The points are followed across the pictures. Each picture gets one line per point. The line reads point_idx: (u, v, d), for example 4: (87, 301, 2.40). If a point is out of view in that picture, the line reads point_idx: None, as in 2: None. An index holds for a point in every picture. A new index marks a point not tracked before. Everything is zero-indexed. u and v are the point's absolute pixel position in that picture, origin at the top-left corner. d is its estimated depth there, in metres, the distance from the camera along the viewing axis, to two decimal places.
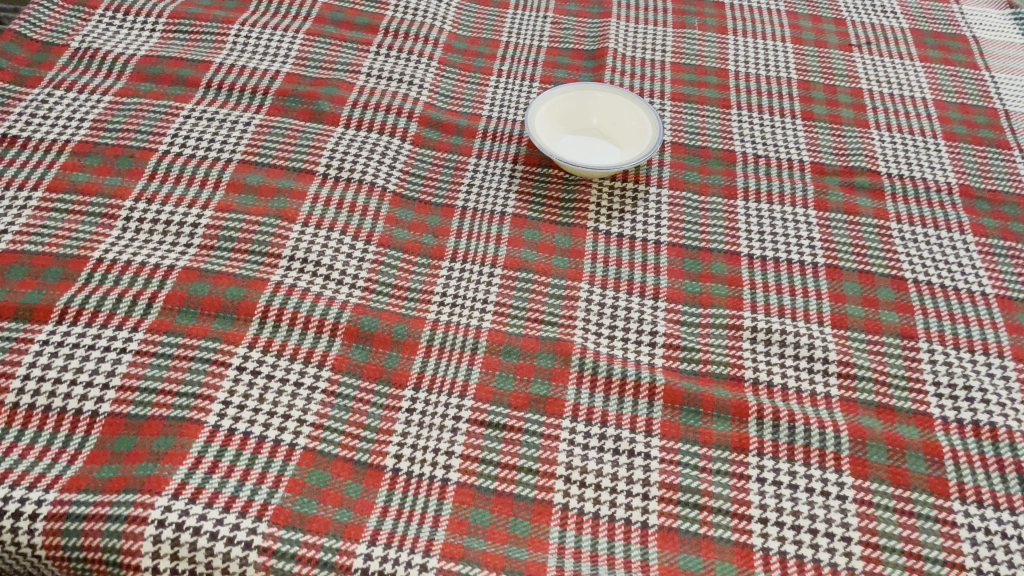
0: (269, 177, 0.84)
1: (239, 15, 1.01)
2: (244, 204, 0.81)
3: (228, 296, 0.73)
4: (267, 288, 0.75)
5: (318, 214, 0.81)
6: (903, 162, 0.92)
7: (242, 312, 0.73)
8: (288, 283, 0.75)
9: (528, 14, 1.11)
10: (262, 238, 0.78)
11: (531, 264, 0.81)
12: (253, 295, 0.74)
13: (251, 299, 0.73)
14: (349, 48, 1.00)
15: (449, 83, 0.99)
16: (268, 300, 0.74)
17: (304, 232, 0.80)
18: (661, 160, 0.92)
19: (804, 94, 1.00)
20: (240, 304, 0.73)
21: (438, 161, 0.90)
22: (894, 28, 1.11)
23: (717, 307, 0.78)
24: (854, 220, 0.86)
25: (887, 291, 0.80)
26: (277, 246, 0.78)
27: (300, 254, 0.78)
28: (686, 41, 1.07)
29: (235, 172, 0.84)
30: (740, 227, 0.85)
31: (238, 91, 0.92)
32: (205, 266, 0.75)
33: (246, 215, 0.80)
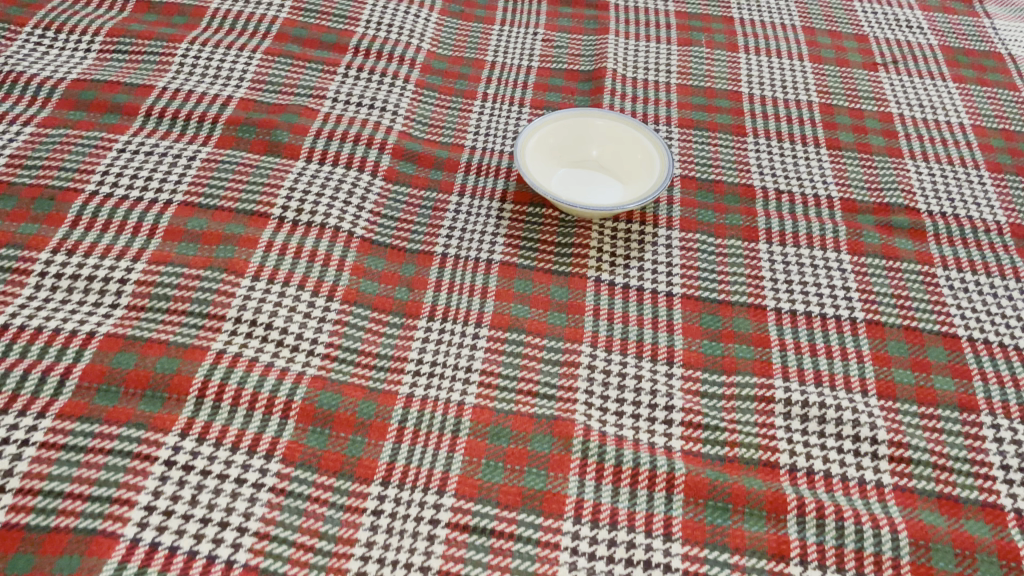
0: (215, 222, 0.72)
1: (188, 32, 0.89)
2: (183, 254, 0.69)
3: (158, 371, 0.61)
4: (207, 359, 0.62)
5: (270, 265, 0.69)
6: (945, 198, 0.81)
7: (175, 391, 0.60)
8: (232, 351, 0.63)
9: (516, 30, 0.99)
10: (203, 296, 0.66)
11: (524, 323, 0.69)
12: (189, 369, 0.61)
13: (187, 374, 0.61)
14: (313, 69, 0.88)
15: (427, 109, 0.87)
16: (207, 374, 0.61)
17: (253, 286, 0.67)
18: (670, 197, 0.80)
19: (828, 119, 0.89)
20: (172, 381, 0.61)
21: (415, 199, 0.78)
22: (921, 44, 1.00)
23: (742, 374, 0.66)
24: (895, 266, 0.75)
25: (938, 352, 0.69)
26: (221, 306, 0.66)
27: (247, 314, 0.65)
28: (693, 60, 0.96)
29: (175, 216, 0.72)
30: (764, 275, 0.74)
31: (183, 120, 0.80)
32: (133, 332, 0.63)
33: (186, 268, 0.68)
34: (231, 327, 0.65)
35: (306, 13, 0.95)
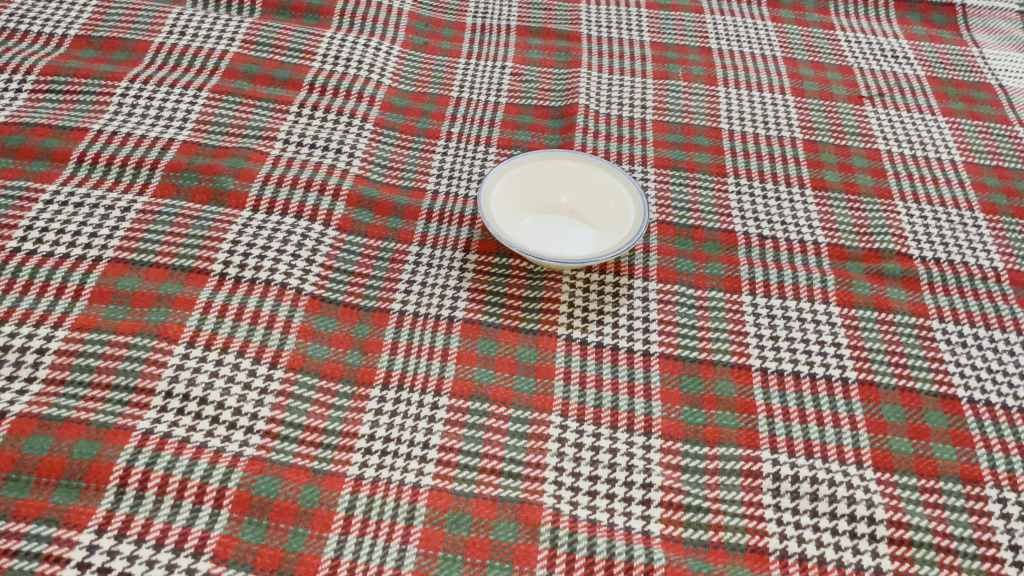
0: (148, 280, 0.65)
1: (128, 69, 0.83)
2: (111, 318, 0.62)
3: (77, 457, 0.55)
4: (132, 440, 0.56)
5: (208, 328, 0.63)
6: (938, 243, 0.76)
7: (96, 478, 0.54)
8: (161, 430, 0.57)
9: (483, 63, 0.94)
10: (131, 366, 0.60)
11: (487, 390, 0.63)
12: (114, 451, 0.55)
13: (109, 457, 0.55)
14: (263, 109, 0.82)
15: (386, 150, 0.81)
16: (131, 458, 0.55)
17: (187, 353, 0.61)
18: (646, 245, 0.75)
19: (813, 156, 0.84)
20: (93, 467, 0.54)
21: (371, 250, 0.72)
22: (908, 76, 0.95)
23: (726, 445, 0.61)
24: (888, 319, 0.70)
25: (937, 416, 0.63)
26: (151, 377, 0.59)
27: (178, 386, 0.59)
28: (670, 94, 0.91)
29: (104, 275, 0.65)
30: (748, 330, 0.68)
31: (119, 166, 0.73)
32: (50, 410, 0.57)
33: (114, 334, 0.61)
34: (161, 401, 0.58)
35: (258, 46, 0.89)
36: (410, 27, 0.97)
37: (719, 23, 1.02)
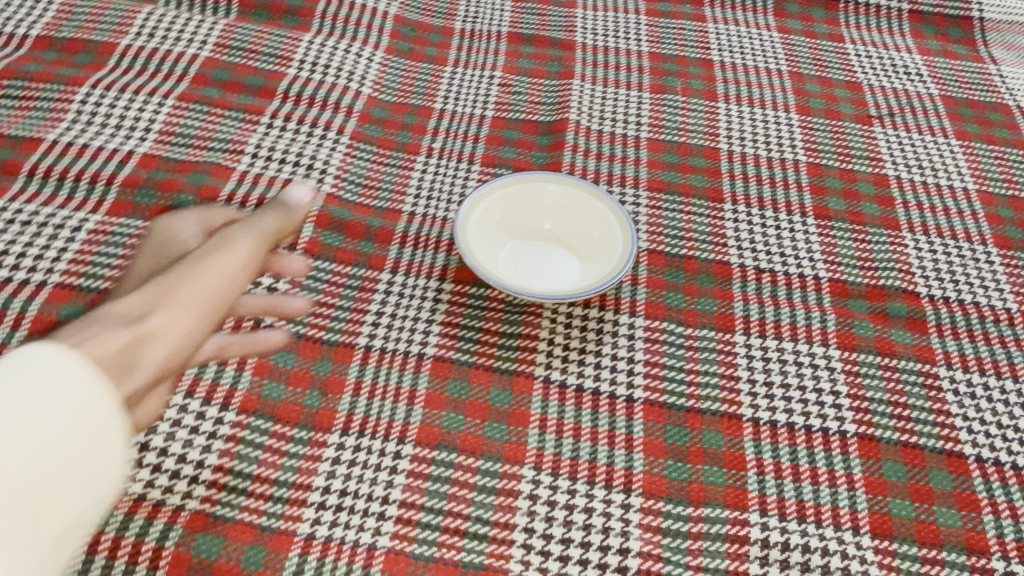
0: (186, 232, 0.58)
1: (91, 73, 0.79)
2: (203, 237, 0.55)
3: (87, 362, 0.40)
4: (137, 312, 0.47)
5: (241, 241, 0.55)
6: (948, 281, 0.72)
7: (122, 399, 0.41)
8: (180, 349, 0.49)
9: (470, 72, 0.88)
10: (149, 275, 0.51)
11: (455, 439, 0.58)
12: (124, 327, 0.45)
13: (122, 352, 0.44)
14: (232, 119, 0.77)
15: (362, 166, 0.76)
16: (117, 368, 0.42)
17: (208, 258, 0.52)
18: (635, 277, 0.70)
19: (816, 182, 0.79)
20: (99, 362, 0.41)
21: (338, 277, 0.67)
22: (921, 94, 0.90)
23: (712, 506, 0.56)
24: (891, 365, 0.65)
25: (941, 476, 0.59)
26: (204, 288, 0.51)
27: (217, 296, 0.52)
28: (666, 111, 0.85)
29: (165, 246, 0.57)
30: (741, 374, 0.63)
31: (72, 181, 0.69)
32: (108, 304, 0.48)
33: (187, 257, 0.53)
34: (195, 322, 0.50)
35: (232, 50, 0.84)
36: (395, 32, 0.92)
37: (722, 33, 0.97)
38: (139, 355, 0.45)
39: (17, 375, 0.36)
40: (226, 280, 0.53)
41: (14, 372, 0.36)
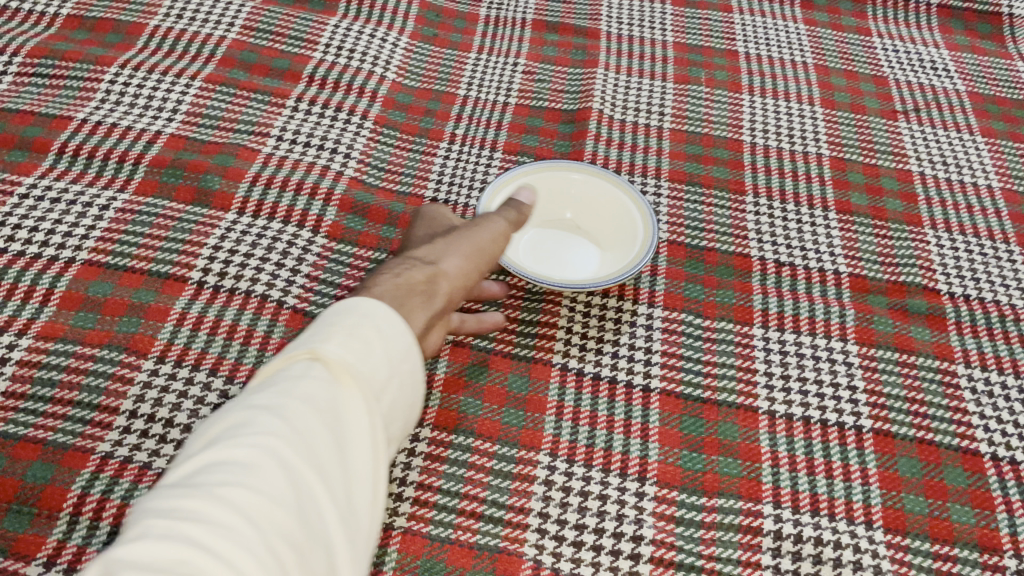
0: (501, 218, 0.61)
1: (120, 54, 0.79)
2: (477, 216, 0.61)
3: (393, 304, 0.51)
4: (427, 261, 0.56)
5: (497, 212, 0.62)
6: (969, 278, 0.71)
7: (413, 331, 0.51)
8: (458, 294, 0.57)
9: (494, 59, 0.88)
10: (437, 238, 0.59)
11: (472, 423, 0.59)
12: (425, 270, 0.55)
13: (419, 290, 0.53)
14: (258, 102, 0.78)
15: (385, 151, 0.77)
16: (417, 300, 0.52)
17: (474, 225, 0.60)
18: (654, 268, 0.70)
19: (839, 176, 0.79)
20: (402, 301, 0.51)
21: (360, 261, 0.67)
22: (948, 90, 0.89)
23: (726, 496, 0.56)
24: (909, 362, 0.65)
25: (956, 474, 0.59)
26: (478, 247, 0.58)
27: (483, 250, 0.59)
28: (690, 102, 0.85)
29: (433, 224, 0.63)
30: (758, 367, 0.64)
31: (101, 160, 0.70)
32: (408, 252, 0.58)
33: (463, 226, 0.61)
34: (468, 270, 0.58)
35: (258, 33, 0.84)
36: (420, 17, 0.92)
37: (748, 24, 0.96)
38: (437, 293, 0.55)
39: (366, 322, 0.46)
40: (494, 240, 0.59)
41: (383, 328, 0.46)
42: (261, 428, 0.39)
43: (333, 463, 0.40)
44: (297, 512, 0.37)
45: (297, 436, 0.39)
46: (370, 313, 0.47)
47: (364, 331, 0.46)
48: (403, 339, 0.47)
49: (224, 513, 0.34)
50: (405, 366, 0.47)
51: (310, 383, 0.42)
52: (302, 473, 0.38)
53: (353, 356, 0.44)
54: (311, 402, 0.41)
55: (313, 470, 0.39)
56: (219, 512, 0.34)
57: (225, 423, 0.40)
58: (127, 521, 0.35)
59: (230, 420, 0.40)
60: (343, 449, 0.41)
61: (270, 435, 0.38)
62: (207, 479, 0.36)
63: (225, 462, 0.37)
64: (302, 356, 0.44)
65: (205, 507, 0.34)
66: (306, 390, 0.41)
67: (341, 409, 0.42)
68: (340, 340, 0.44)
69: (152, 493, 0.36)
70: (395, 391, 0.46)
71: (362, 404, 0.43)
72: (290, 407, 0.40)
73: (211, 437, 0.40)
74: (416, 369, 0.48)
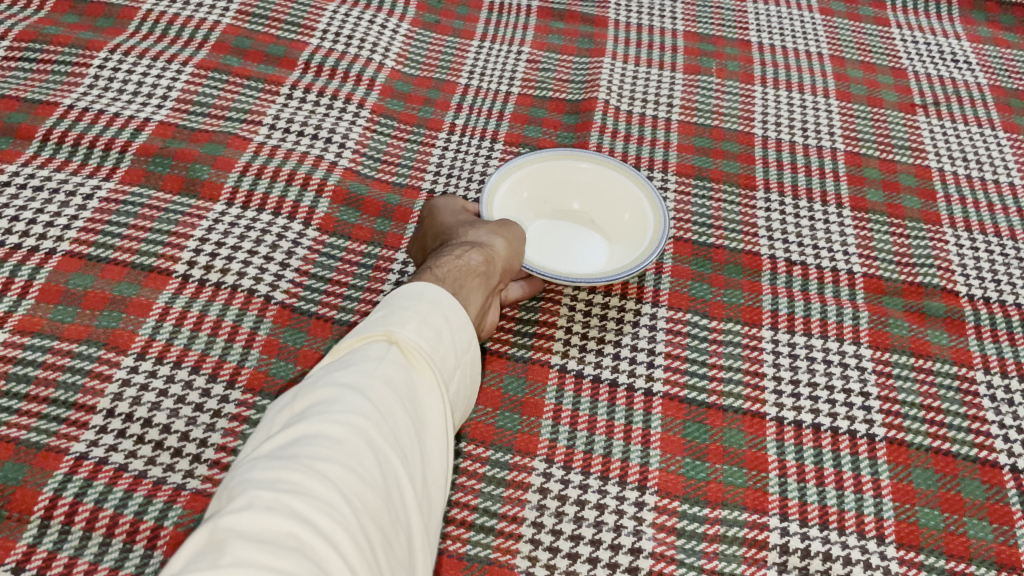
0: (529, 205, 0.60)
1: (110, 38, 0.77)
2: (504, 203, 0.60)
3: (454, 288, 0.51)
4: (476, 243, 0.55)
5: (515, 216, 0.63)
6: (990, 280, 0.68)
7: (474, 313, 0.51)
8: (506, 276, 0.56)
9: (498, 47, 0.85)
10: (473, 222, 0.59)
11: (465, 427, 0.56)
12: (479, 252, 0.54)
13: (476, 271, 0.53)
14: (252, 89, 0.75)
15: (382, 142, 0.74)
16: (476, 282, 0.52)
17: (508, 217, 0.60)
18: (659, 265, 0.67)
19: (854, 171, 0.76)
20: (461, 284, 0.51)
21: (353, 255, 0.65)
22: (969, 83, 0.86)
23: (730, 507, 0.54)
24: (926, 367, 0.62)
25: (973, 486, 0.56)
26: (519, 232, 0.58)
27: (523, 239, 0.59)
28: (699, 93, 0.82)
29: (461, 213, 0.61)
30: (766, 371, 0.61)
31: (87, 148, 0.68)
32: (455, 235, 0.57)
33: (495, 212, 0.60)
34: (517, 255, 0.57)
35: (254, 18, 0.82)
36: (422, 3, 0.89)
37: (761, 13, 0.92)
38: (492, 274, 0.54)
39: (434, 307, 0.46)
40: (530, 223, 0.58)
41: (451, 317, 0.46)
42: (350, 406, 0.38)
43: (414, 446, 0.40)
44: (385, 493, 0.36)
45: (385, 416, 0.39)
46: (438, 302, 0.47)
47: (432, 317, 0.45)
48: (466, 330, 0.47)
49: (325, 488, 0.34)
50: (466, 357, 0.47)
51: (390, 365, 0.41)
52: (387, 451, 0.38)
53: (427, 342, 0.44)
54: (393, 383, 0.40)
55: (399, 452, 0.38)
56: (321, 487, 0.34)
57: (309, 399, 0.39)
58: (226, 491, 0.34)
59: (317, 396, 0.39)
60: (420, 433, 0.41)
61: (360, 413, 0.38)
62: (306, 453, 0.35)
63: (319, 437, 0.36)
64: (378, 338, 0.43)
65: (305, 479, 0.34)
66: (387, 370, 0.41)
67: (418, 393, 0.42)
68: (414, 325, 0.44)
69: (246, 465, 0.35)
70: (458, 380, 0.46)
71: (436, 390, 0.43)
72: (377, 387, 0.40)
73: (296, 411, 0.39)
74: (475, 360, 0.48)
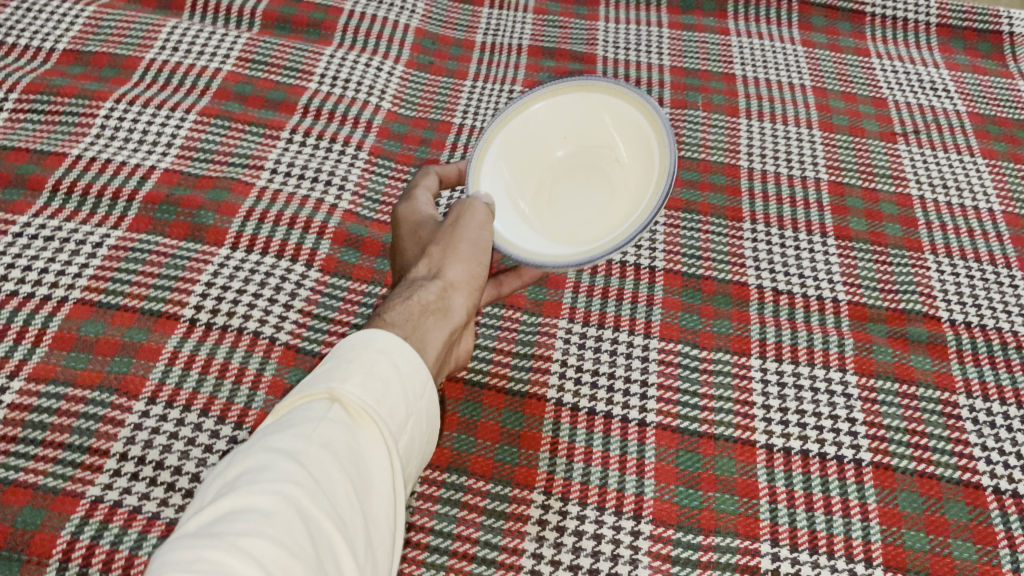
0: (480, 200, 0.54)
1: (115, 88, 0.80)
2: (452, 205, 0.55)
3: (408, 332, 0.48)
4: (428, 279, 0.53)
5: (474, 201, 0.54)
6: (970, 305, 0.70)
7: (434, 352, 0.49)
8: (471, 299, 0.53)
9: (490, 86, 0.88)
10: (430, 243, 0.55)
11: (465, 461, 0.59)
12: (432, 287, 0.52)
13: (431, 308, 0.50)
14: (253, 134, 0.78)
15: (380, 182, 0.77)
16: (432, 320, 0.49)
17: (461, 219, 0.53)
18: (651, 297, 0.69)
19: (838, 201, 0.78)
20: (418, 326, 0.49)
21: (354, 295, 0.67)
22: (948, 111, 0.88)
23: (723, 534, 0.56)
24: (910, 393, 0.64)
25: (957, 508, 0.58)
26: (475, 247, 0.53)
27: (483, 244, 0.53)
28: (686, 127, 0.85)
29: (419, 227, 0.58)
30: (756, 400, 0.63)
31: (95, 197, 0.70)
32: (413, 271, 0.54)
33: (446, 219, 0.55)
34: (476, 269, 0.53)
35: (253, 64, 0.84)
36: (415, 44, 0.91)
37: (745, 46, 0.95)
38: (449, 308, 0.51)
39: (382, 348, 0.42)
40: (484, 231, 0.53)
41: (402, 364, 0.42)
42: (281, 474, 0.35)
43: (355, 513, 0.36)
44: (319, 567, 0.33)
45: (321, 484, 0.36)
46: (388, 347, 0.42)
47: (380, 359, 0.42)
48: (421, 377, 0.43)
49: (248, 568, 0.30)
50: (421, 404, 0.43)
51: (329, 427, 0.38)
52: (323, 521, 0.34)
53: (373, 395, 0.40)
54: (331, 447, 0.37)
55: (336, 523, 0.35)
56: (245, 565, 0.30)
57: (240, 467, 0.36)
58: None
59: (247, 465, 0.36)
60: (363, 494, 0.38)
61: (293, 481, 0.35)
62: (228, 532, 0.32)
63: (244, 511, 0.33)
64: (319, 394, 0.40)
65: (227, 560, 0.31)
66: (326, 431, 0.38)
67: (360, 454, 0.38)
68: (359, 378, 0.40)
69: (168, 544, 0.32)
70: (412, 430, 0.42)
71: (382, 447, 0.39)
72: (311, 454, 0.37)
73: (228, 480, 0.36)
74: (432, 406, 0.44)
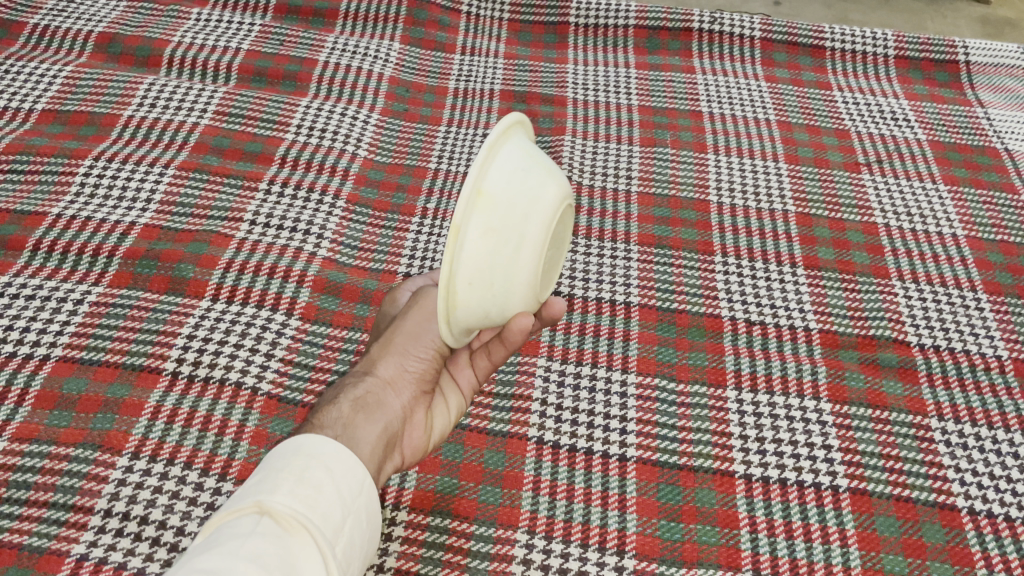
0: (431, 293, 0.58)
1: (94, 146, 0.81)
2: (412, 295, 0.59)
3: (337, 429, 0.49)
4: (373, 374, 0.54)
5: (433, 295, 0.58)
6: (939, 329, 0.72)
7: (367, 448, 0.49)
8: (410, 390, 0.54)
9: (463, 131, 0.90)
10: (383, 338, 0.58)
11: (449, 503, 0.59)
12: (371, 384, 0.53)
13: (361, 404, 0.51)
14: (231, 187, 0.79)
15: (358, 230, 0.78)
16: (362, 415, 0.50)
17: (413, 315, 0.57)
18: (627, 332, 0.71)
19: (806, 232, 0.80)
20: (347, 424, 0.50)
21: (335, 341, 0.68)
22: (909, 140, 0.91)
23: (706, 566, 0.56)
24: (883, 417, 0.65)
25: (934, 530, 0.59)
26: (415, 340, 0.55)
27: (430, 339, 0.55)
28: (656, 164, 0.87)
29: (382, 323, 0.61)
30: (733, 430, 0.64)
31: (75, 255, 0.71)
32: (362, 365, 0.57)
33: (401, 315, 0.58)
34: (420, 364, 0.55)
35: (230, 118, 0.86)
36: (389, 93, 0.93)
37: (710, 83, 0.98)
38: (387, 404, 0.52)
39: (308, 460, 0.44)
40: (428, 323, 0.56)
41: (333, 467, 0.44)
42: None
43: None
44: None
45: None
46: (315, 454, 0.44)
47: (307, 470, 0.43)
48: (355, 474, 0.45)
49: None
50: (357, 504, 0.44)
51: (260, 539, 0.39)
52: None
53: (303, 502, 0.41)
54: (262, 559, 0.37)
55: None
56: None
57: None
58: None
59: None
60: None
61: None
62: None
63: None
64: (247, 510, 0.41)
65: None
66: (256, 545, 0.38)
67: (294, 561, 0.38)
68: (287, 488, 0.42)
69: None
70: (349, 531, 0.43)
71: (317, 551, 0.40)
72: (242, 565, 0.36)
73: None
74: (370, 504, 0.46)
